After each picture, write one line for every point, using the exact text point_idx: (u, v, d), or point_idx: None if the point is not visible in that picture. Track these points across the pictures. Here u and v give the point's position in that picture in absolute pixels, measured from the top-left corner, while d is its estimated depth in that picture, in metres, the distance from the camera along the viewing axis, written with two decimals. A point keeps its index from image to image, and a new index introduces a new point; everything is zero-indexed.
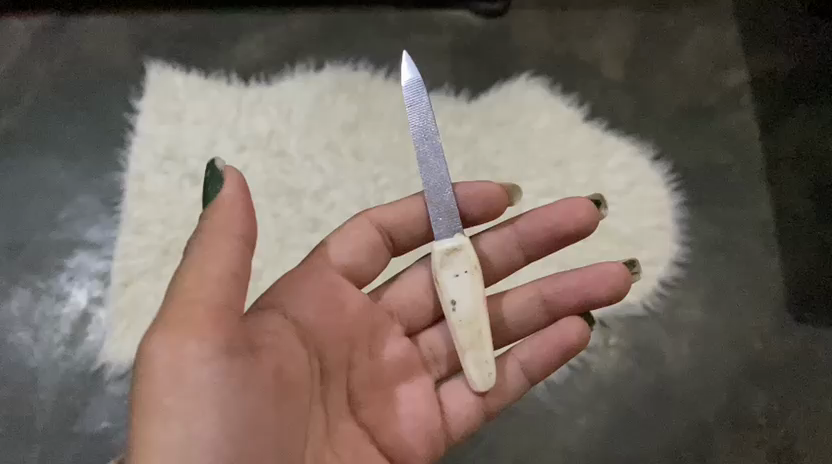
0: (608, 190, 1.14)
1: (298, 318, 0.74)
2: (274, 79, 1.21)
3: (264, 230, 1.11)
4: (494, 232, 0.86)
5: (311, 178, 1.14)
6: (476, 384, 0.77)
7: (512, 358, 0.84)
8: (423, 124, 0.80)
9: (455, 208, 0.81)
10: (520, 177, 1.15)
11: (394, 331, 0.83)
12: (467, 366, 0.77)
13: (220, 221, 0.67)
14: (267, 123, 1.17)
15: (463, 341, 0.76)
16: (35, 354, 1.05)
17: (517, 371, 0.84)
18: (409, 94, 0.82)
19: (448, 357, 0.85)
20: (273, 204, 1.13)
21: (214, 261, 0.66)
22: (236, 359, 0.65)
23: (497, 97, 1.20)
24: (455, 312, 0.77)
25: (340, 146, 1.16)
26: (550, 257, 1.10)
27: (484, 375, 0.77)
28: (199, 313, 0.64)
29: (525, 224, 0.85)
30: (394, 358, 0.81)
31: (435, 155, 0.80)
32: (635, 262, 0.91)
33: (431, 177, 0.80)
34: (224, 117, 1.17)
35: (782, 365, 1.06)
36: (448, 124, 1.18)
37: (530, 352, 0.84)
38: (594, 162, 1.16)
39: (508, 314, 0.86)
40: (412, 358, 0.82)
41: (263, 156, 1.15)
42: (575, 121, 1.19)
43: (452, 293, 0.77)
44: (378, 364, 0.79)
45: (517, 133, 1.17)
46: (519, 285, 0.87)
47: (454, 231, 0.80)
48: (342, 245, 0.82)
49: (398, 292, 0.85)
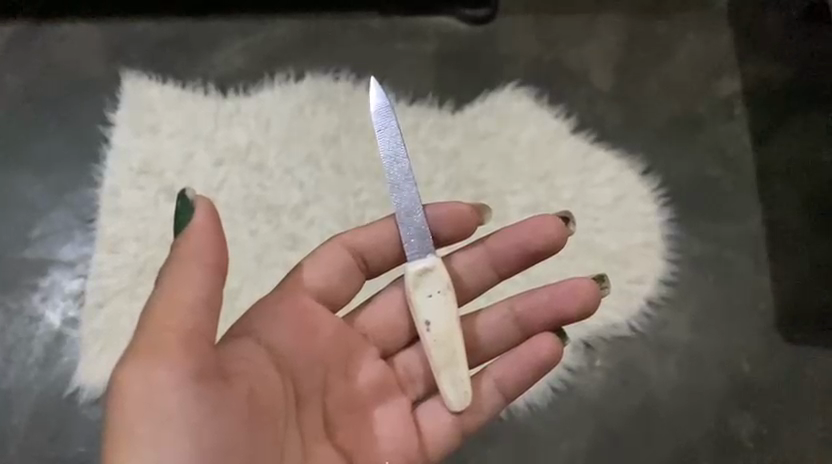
0: (596, 206, 1.11)
1: (272, 342, 0.74)
2: (253, 89, 1.17)
3: (242, 247, 1.08)
4: (468, 250, 0.87)
5: (290, 193, 1.11)
6: (452, 402, 0.79)
7: (487, 376, 0.83)
8: (393, 148, 0.80)
9: (426, 229, 0.80)
10: (506, 192, 1.12)
11: (369, 352, 0.81)
12: (443, 385, 0.79)
13: (189, 247, 0.66)
14: (246, 136, 1.14)
15: (437, 359, 0.78)
16: (9, 377, 1.03)
17: (493, 389, 0.82)
18: (378, 120, 0.81)
19: (424, 376, 0.83)
20: (251, 221, 1.10)
21: (187, 290, 0.65)
22: (207, 384, 0.65)
23: (483, 108, 1.17)
24: (430, 331, 0.79)
25: (322, 160, 1.13)
26: (534, 275, 1.08)
27: (459, 392, 0.79)
28: (171, 341, 0.64)
29: (495, 242, 0.86)
30: (370, 380, 0.79)
31: (406, 179, 0.80)
32: (604, 276, 0.90)
33: (402, 199, 0.79)
34: (200, 129, 1.14)
35: (771, 385, 1.04)
36: (433, 136, 1.15)
37: (506, 369, 0.83)
38: (582, 177, 1.13)
39: (482, 334, 0.85)
40: (387, 379, 0.80)
41: (241, 170, 1.12)
42: (561, 133, 1.16)
43: (426, 314, 0.79)
44: (354, 386, 0.78)
45: (502, 146, 1.14)
46: (494, 302, 0.86)
47: (428, 252, 0.80)
48: (315, 270, 0.81)
49: (373, 315, 0.83)
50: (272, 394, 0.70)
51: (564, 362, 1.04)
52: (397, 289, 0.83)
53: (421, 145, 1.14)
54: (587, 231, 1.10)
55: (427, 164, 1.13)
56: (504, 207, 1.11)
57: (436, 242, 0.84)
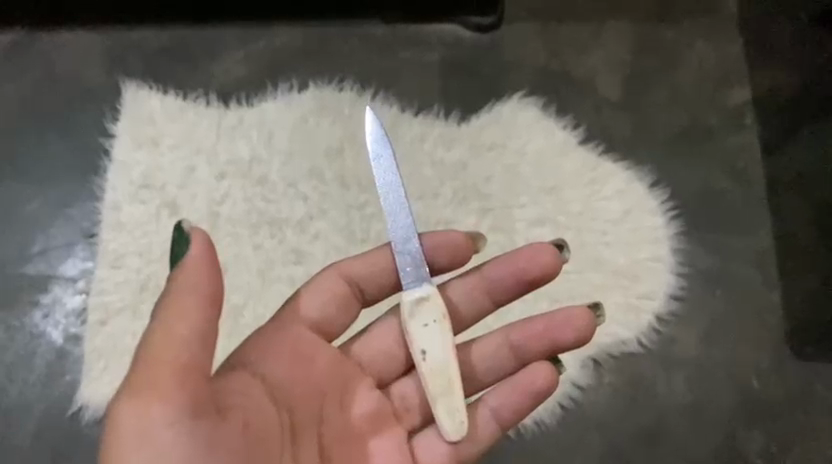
0: (604, 219, 1.10)
1: (268, 375, 0.73)
2: (255, 100, 1.15)
3: (245, 263, 1.07)
4: (465, 278, 0.85)
5: (294, 207, 1.10)
6: (448, 432, 0.77)
7: (483, 405, 0.81)
8: (389, 177, 0.80)
9: (421, 258, 0.79)
10: (513, 205, 1.11)
11: (365, 382, 0.79)
12: (439, 415, 0.77)
13: (186, 282, 0.64)
14: (248, 148, 1.12)
15: (433, 389, 0.77)
16: (11, 394, 1.02)
17: (489, 418, 0.81)
18: (375, 147, 0.81)
19: (421, 406, 0.81)
20: (254, 235, 1.08)
21: (181, 325, 0.63)
22: (202, 420, 0.63)
23: (489, 119, 1.15)
24: (426, 360, 0.77)
25: (325, 173, 1.11)
26: (542, 291, 1.07)
27: (455, 422, 0.77)
28: (164, 378, 0.62)
29: (491, 271, 0.85)
30: (365, 411, 0.77)
31: (401, 208, 0.80)
32: (600, 304, 0.88)
33: (398, 227, 0.79)
34: (203, 141, 1.12)
35: (780, 402, 1.03)
36: (438, 148, 1.13)
37: (502, 398, 0.81)
38: (590, 190, 1.11)
39: (477, 363, 0.84)
40: (383, 409, 0.79)
41: (244, 183, 1.11)
42: (568, 145, 1.14)
43: (421, 343, 0.77)
44: (349, 418, 0.76)
45: (508, 159, 1.13)
46: (490, 331, 0.85)
47: (423, 280, 0.79)
48: (311, 301, 0.80)
49: (368, 343, 0.82)
50: (268, 427, 0.69)
51: (570, 378, 1.03)
52: (393, 317, 0.83)
53: (426, 158, 1.13)
54: (596, 245, 1.09)
55: (433, 176, 1.12)
56: (510, 221, 1.10)
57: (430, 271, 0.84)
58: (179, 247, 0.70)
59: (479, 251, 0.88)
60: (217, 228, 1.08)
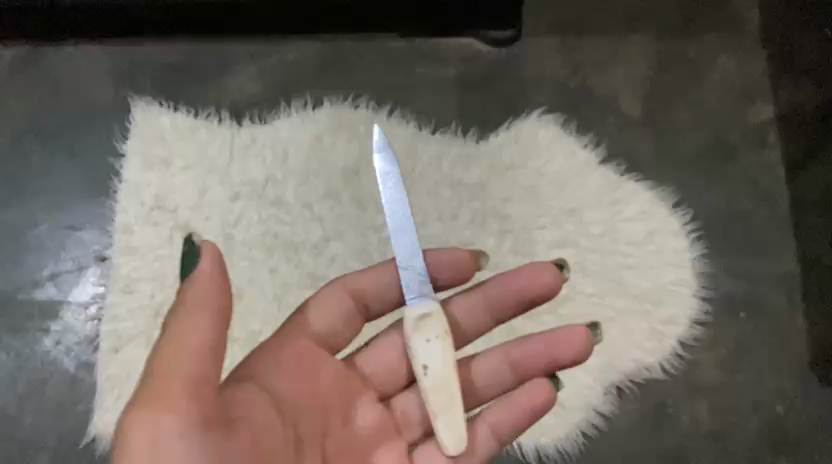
0: (626, 241, 1.08)
1: (273, 389, 0.71)
2: (269, 118, 1.12)
3: (261, 287, 1.05)
4: (466, 295, 0.83)
5: (310, 229, 1.07)
6: (448, 448, 0.72)
7: (481, 422, 0.78)
8: (395, 196, 0.78)
9: (425, 275, 0.77)
10: (534, 226, 1.09)
11: (366, 395, 0.78)
12: (440, 431, 0.73)
13: (196, 293, 0.63)
14: (262, 169, 1.09)
15: (435, 405, 0.73)
16: (24, 424, 1.00)
17: (487, 435, 0.78)
18: (383, 165, 0.79)
19: (422, 420, 0.79)
20: (270, 259, 1.06)
21: (191, 335, 0.62)
22: (212, 434, 0.61)
23: (508, 138, 1.12)
24: (428, 375, 0.73)
25: (341, 194, 1.09)
26: (564, 316, 1.05)
27: (457, 438, 0.73)
28: (175, 389, 0.61)
29: (491, 289, 0.83)
30: (366, 424, 0.76)
31: (406, 226, 0.78)
32: (597, 325, 0.88)
33: (402, 245, 0.78)
34: (216, 161, 1.09)
35: (805, 429, 1.02)
36: (457, 168, 1.11)
37: (500, 414, 0.79)
38: (611, 211, 1.09)
39: (478, 379, 0.82)
40: (384, 423, 0.78)
41: (258, 205, 1.08)
42: (590, 165, 1.12)
43: (423, 358, 0.74)
44: (352, 430, 0.75)
45: (528, 179, 1.11)
46: (490, 348, 0.83)
47: (426, 295, 0.77)
48: (315, 314, 0.80)
49: (369, 356, 0.81)
50: (271, 442, 0.66)
51: (594, 406, 1.01)
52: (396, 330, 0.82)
53: (444, 179, 1.10)
54: (619, 268, 1.07)
55: (452, 197, 1.09)
56: (530, 243, 1.08)
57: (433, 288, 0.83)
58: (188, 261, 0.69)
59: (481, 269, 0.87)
60: (231, 251, 1.06)
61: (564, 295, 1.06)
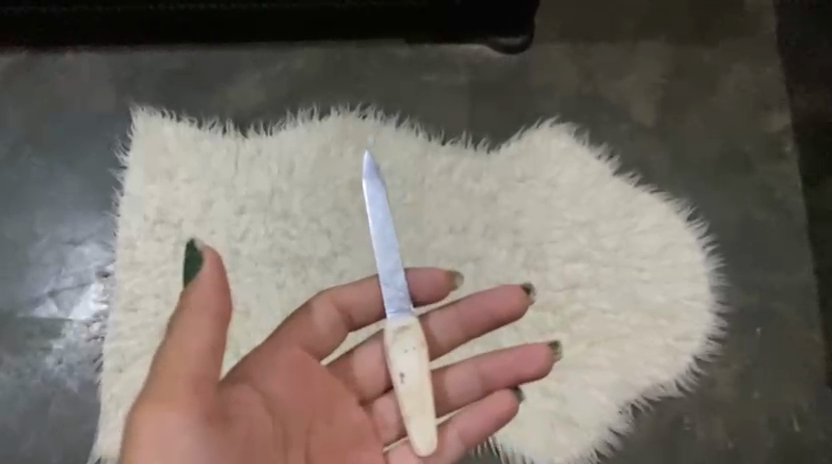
0: (642, 255, 1.06)
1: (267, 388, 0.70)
2: (274, 128, 1.09)
3: (269, 304, 1.02)
4: (442, 311, 0.84)
5: (317, 243, 1.04)
6: (419, 448, 0.73)
7: (450, 427, 0.79)
8: (380, 216, 0.78)
9: (406, 292, 0.77)
10: (546, 239, 1.06)
11: (347, 398, 0.77)
12: (413, 432, 0.74)
13: (199, 297, 0.62)
14: (268, 181, 1.06)
15: (408, 409, 0.74)
16: (27, 446, 0.98)
17: (454, 440, 0.79)
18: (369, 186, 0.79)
19: (398, 425, 0.78)
20: (276, 274, 1.03)
21: (193, 339, 0.62)
22: (212, 431, 0.61)
23: (519, 148, 1.10)
24: (404, 382, 0.74)
25: (350, 206, 1.06)
26: (578, 333, 1.03)
27: (429, 440, 0.74)
28: (176, 390, 0.60)
29: (465, 306, 0.84)
30: (349, 425, 0.75)
31: (390, 246, 0.77)
32: (558, 345, 0.85)
33: (385, 264, 0.77)
34: (220, 173, 1.06)
35: (821, 446, 1.01)
36: (467, 179, 1.08)
37: (467, 420, 0.80)
38: (625, 224, 1.07)
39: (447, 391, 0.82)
40: (364, 426, 0.76)
41: (264, 218, 1.05)
42: (604, 176, 1.10)
43: (399, 366, 0.74)
44: (337, 430, 0.74)
45: (540, 190, 1.08)
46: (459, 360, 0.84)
47: (405, 310, 0.76)
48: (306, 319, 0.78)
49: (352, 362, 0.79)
50: (264, 442, 0.66)
51: (609, 424, 1.00)
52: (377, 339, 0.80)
53: (455, 190, 1.08)
54: (634, 282, 1.05)
55: (462, 209, 1.07)
56: (543, 257, 1.06)
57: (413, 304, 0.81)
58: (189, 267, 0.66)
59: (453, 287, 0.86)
60: (237, 266, 1.03)
61: (578, 311, 1.04)
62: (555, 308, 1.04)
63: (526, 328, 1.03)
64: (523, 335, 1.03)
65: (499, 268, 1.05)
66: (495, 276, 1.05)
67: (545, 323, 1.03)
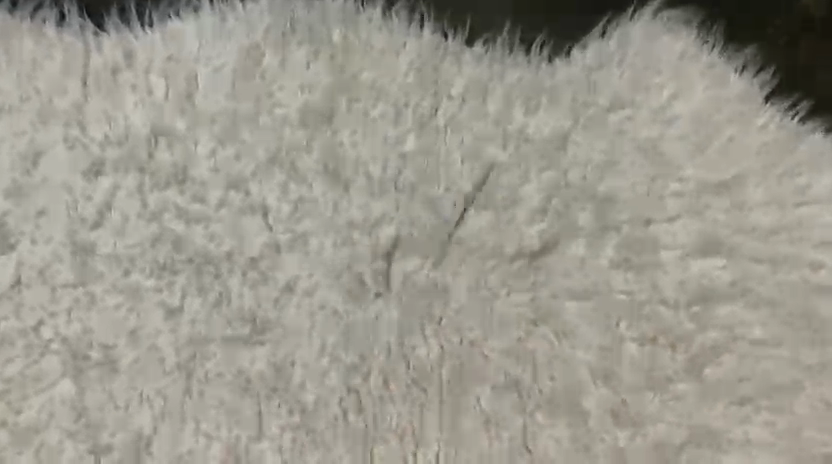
0: (817, 242, 0.60)
1: (330, 396, 0.56)
2: (156, 14, 0.59)
3: (154, 342, 0.55)
4: (463, 221, 0.59)
5: (243, 230, 0.57)
6: (480, 330, 0.58)
7: (495, 317, 0.58)
8: (406, 145, 0.59)
9: (447, 201, 0.59)
10: (655, 216, 0.60)
11: (396, 333, 0.57)
12: (470, 321, 0.58)
13: (250, 249, 0.57)
14: (146, 115, 0.58)
15: (468, 296, 0.58)
16: None
17: (501, 328, 0.58)
18: (394, 121, 0.59)
19: (442, 341, 0.57)
20: (168, 287, 0.56)
21: (256, 372, 0.55)
22: (294, 414, 0.55)
23: (603, 56, 0.62)
24: (462, 266, 0.58)
25: (302, 161, 0.58)
26: (720, 385, 0.58)
27: (494, 321, 0.58)
28: (276, 333, 0.56)
29: (486, 214, 0.59)
30: (410, 353, 0.57)
31: (422, 167, 0.59)
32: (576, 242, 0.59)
33: (425, 182, 0.59)
34: (56, 101, 0.57)
35: None
36: (515, 109, 0.60)
37: (507, 309, 0.58)
38: (786, 189, 0.61)
39: (488, 303, 0.58)
40: (418, 357, 0.57)
41: (142, 184, 0.57)
42: (751, 103, 0.62)
43: (458, 251, 0.59)
44: (402, 355, 0.57)
45: (640, 129, 0.61)
46: (489, 268, 0.59)
47: (449, 214, 0.59)
48: (372, 248, 0.58)
49: (404, 295, 0.58)
50: (342, 408, 0.56)
51: None
52: (425, 265, 0.58)
53: (492, 129, 0.60)
54: (804, 290, 0.60)
55: (507, 165, 0.60)
56: (650, 248, 0.60)
57: (447, 229, 0.59)
58: (231, 359, 0.56)
59: (473, 187, 0.59)
60: (90, 275, 0.56)
61: (712, 342, 0.59)
62: (674, 338, 0.59)
63: (626, 377, 0.58)
64: (617, 390, 0.57)
65: (572, 271, 0.59)
66: (567, 284, 0.59)
67: (654, 366, 0.58)
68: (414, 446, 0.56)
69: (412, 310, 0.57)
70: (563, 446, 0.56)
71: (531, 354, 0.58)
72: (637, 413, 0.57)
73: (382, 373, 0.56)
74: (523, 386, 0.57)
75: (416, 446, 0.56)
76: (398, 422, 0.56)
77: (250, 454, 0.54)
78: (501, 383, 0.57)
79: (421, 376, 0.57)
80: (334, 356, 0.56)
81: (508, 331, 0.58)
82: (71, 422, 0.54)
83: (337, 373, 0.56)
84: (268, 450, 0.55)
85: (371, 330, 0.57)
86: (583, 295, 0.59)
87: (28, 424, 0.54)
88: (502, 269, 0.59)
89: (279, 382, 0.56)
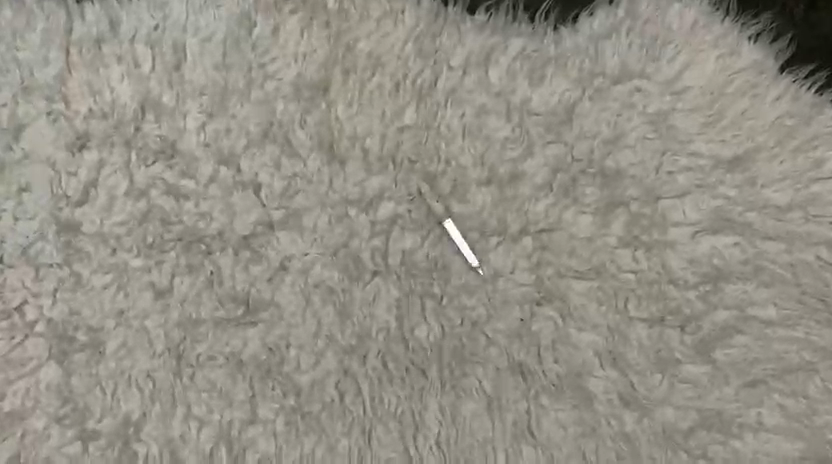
0: None
1: (326, 378, 0.54)
2: None
3: (143, 323, 0.53)
4: (465, 196, 0.56)
5: (235, 207, 0.55)
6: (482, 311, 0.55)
7: (498, 297, 0.56)
8: (404, 118, 0.57)
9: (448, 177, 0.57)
10: (663, 191, 0.58)
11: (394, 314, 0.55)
12: (471, 301, 0.55)
13: (241, 227, 0.55)
14: (133, 88, 0.55)
15: (469, 275, 0.56)
16: None
17: (503, 308, 0.55)
18: (393, 92, 0.57)
19: (443, 322, 0.55)
20: (156, 266, 0.54)
21: (249, 355, 0.53)
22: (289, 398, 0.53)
23: (612, 23, 0.59)
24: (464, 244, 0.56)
25: (296, 136, 0.56)
26: (733, 368, 0.56)
27: (497, 301, 0.56)
28: (269, 314, 0.54)
29: (489, 190, 0.57)
30: (409, 335, 0.55)
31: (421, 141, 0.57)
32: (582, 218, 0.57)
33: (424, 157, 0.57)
34: (37, 74, 0.55)
35: None
36: (519, 80, 0.58)
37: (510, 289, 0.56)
38: (802, 164, 0.58)
39: (490, 283, 0.56)
40: (417, 338, 0.55)
41: (129, 160, 0.55)
42: (766, 72, 0.59)
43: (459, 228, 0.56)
44: (401, 337, 0.54)
45: (649, 102, 0.58)
46: (492, 247, 0.56)
47: (449, 190, 0.56)
48: (369, 225, 0.56)
49: (402, 275, 0.55)
50: (339, 392, 0.53)
51: None
52: (424, 244, 0.56)
53: (495, 102, 0.57)
54: (819, 269, 0.57)
55: (511, 138, 0.57)
56: (658, 225, 0.57)
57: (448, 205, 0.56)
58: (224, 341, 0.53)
59: (474, 162, 0.57)
60: (76, 254, 0.53)
61: (723, 322, 0.56)
62: (684, 319, 0.56)
63: (634, 360, 0.55)
64: (625, 373, 0.55)
65: (577, 249, 0.57)
66: (573, 262, 0.56)
67: (664, 348, 0.56)
68: (414, 430, 0.53)
69: (411, 289, 0.55)
70: (568, 430, 0.54)
71: (535, 336, 0.55)
72: (646, 397, 0.55)
73: (380, 356, 0.54)
74: (526, 369, 0.55)
75: (416, 431, 0.53)
76: (396, 406, 0.54)
77: (243, 440, 0.52)
78: (504, 366, 0.55)
79: (421, 359, 0.54)
80: (329, 339, 0.54)
81: (511, 312, 0.55)
82: (58, 406, 0.52)
83: (333, 356, 0.54)
84: (262, 435, 0.52)
85: (368, 311, 0.55)
86: (589, 275, 0.56)
87: (14, 408, 0.52)
88: (505, 248, 0.56)
89: (273, 365, 0.53)
